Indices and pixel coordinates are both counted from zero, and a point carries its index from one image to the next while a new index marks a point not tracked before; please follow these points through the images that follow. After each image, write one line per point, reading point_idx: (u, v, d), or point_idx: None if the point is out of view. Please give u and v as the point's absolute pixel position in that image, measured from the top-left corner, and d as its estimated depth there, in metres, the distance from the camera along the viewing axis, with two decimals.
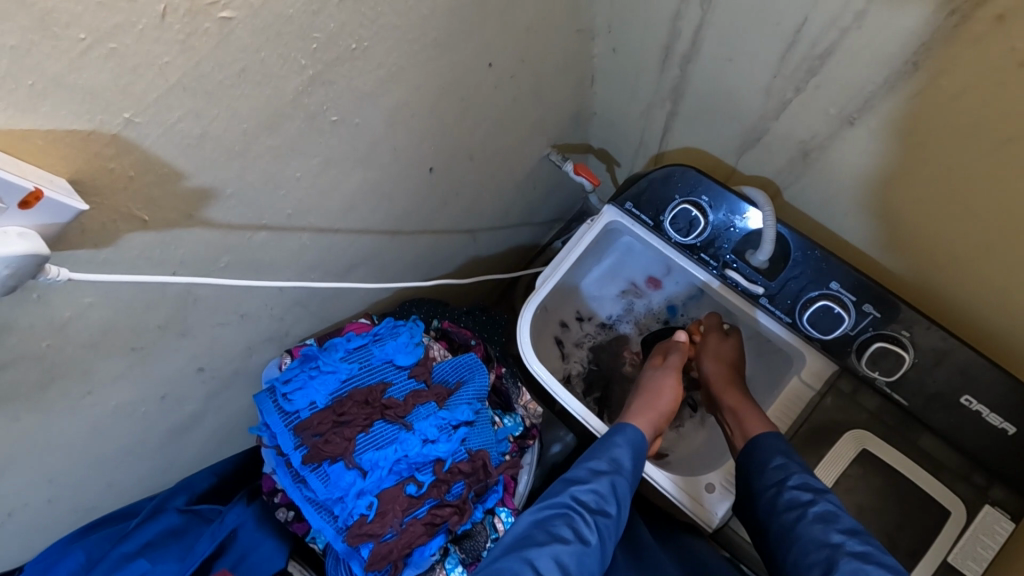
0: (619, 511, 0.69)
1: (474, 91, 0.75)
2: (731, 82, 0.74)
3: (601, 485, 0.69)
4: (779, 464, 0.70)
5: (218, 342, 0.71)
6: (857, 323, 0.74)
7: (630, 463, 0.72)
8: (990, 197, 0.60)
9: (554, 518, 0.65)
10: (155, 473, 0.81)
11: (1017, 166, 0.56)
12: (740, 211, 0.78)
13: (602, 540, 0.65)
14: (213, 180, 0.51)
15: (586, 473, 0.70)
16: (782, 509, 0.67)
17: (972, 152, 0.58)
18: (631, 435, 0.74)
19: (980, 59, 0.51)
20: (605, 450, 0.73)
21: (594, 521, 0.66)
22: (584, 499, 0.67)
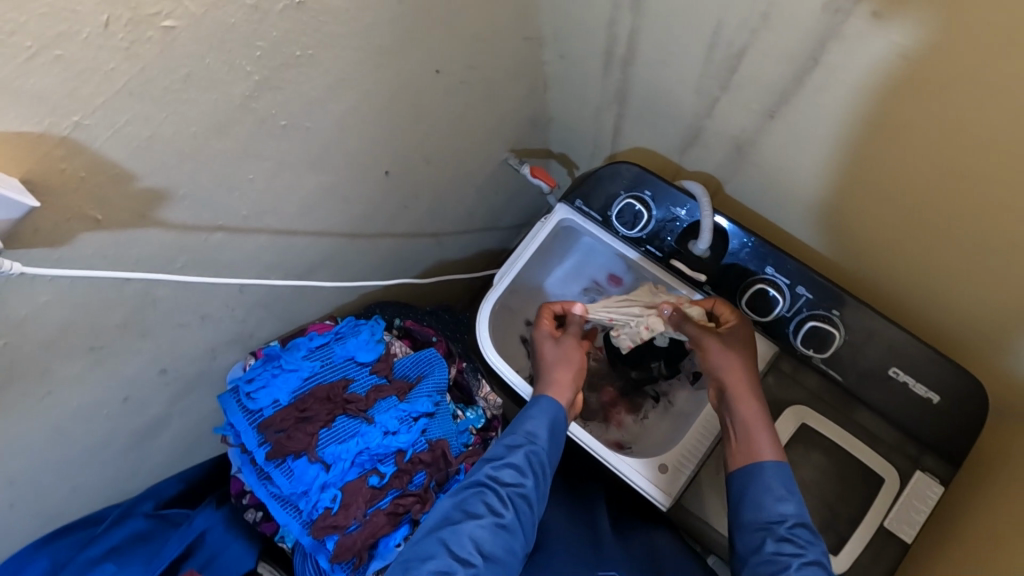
0: (536, 480, 0.73)
1: (426, 97, 0.79)
2: (665, 83, 0.78)
3: (515, 458, 0.73)
4: (776, 495, 0.66)
5: (178, 342, 0.73)
6: (791, 306, 0.80)
7: (546, 433, 0.75)
8: (895, 181, 0.67)
9: (470, 496, 0.70)
10: (121, 478, 0.82)
11: (911, 151, 0.63)
12: (682, 204, 0.84)
13: (519, 512, 0.70)
14: (165, 181, 0.54)
15: (503, 449, 0.75)
16: (763, 542, 0.64)
17: (874, 139, 0.64)
18: (547, 407, 0.76)
19: (871, 53, 0.56)
20: (521, 423, 0.76)
21: (508, 495, 0.70)
22: (500, 475, 0.72)
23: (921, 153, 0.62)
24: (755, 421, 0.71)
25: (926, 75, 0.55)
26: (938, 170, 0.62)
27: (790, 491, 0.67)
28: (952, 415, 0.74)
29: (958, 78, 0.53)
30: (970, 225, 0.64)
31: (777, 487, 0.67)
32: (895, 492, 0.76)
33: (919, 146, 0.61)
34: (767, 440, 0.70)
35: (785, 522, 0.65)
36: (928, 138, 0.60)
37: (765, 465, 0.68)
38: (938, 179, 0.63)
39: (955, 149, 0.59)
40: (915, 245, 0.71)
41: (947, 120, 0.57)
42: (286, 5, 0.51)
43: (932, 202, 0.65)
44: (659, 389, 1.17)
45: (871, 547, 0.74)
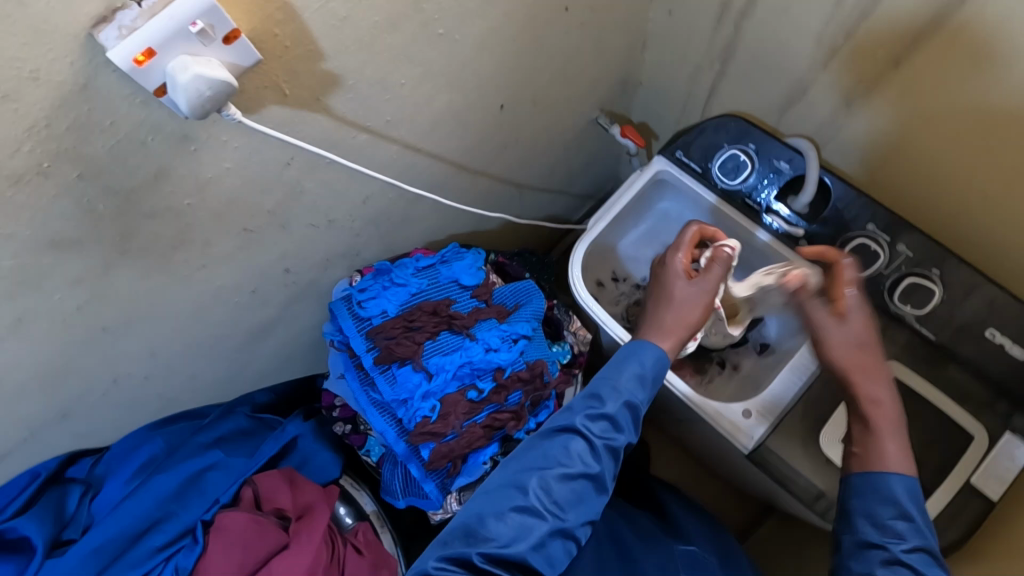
0: (629, 435, 0.66)
1: (550, 34, 0.83)
2: (783, 35, 0.81)
3: (613, 411, 0.65)
4: (898, 509, 0.59)
5: (306, 245, 0.77)
6: (890, 263, 0.81)
7: (648, 376, 0.68)
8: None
9: (562, 443, 0.63)
10: (228, 376, 0.87)
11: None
12: (786, 157, 0.86)
13: (608, 466, 0.65)
14: (342, 66, 0.58)
15: (602, 396, 0.66)
16: (871, 560, 0.57)
17: (1008, 99, 0.65)
18: (652, 353, 0.69)
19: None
20: (622, 367, 0.68)
21: (602, 450, 0.64)
22: (595, 427, 0.64)
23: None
24: (882, 427, 0.65)
25: None
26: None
27: (915, 510, 0.59)
28: None
29: None
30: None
31: (900, 502, 0.59)
32: (984, 449, 0.76)
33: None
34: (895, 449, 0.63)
35: (902, 543, 0.57)
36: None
37: (892, 479, 0.60)
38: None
39: None
40: None
41: None
42: None
43: None
44: (725, 355, 1.19)
45: (957, 500, 0.75)
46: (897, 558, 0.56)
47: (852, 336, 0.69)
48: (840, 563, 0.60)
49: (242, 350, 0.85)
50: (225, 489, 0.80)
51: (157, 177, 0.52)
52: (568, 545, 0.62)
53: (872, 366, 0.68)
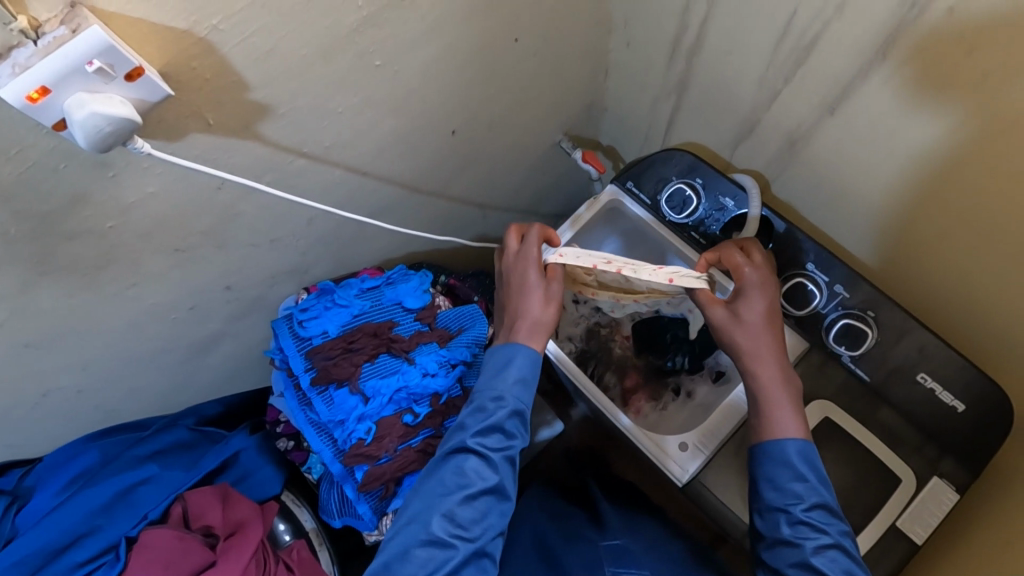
0: (521, 438, 0.69)
1: (501, 63, 0.84)
2: (729, 74, 0.82)
3: (500, 422, 0.67)
4: (796, 474, 0.66)
5: (247, 264, 0.78)
6: (828, 302, 0.82)
7: (527, 374, 0.69)
8: (966, 208, 0.68)
9: (457, 467, 0.65)
10: (170, 389, 0.87)
11: (981, 177, 0.64)
12: (731, 194, 0.87)
13: (507, 473, 0.67)
14: (270, 96, 0.59)
15: (485, 411, 0.68)
16: (779, 522, 0.66)
17: (944, 157, 0.67)
18: (528, 358, 0.70)
19: (932, 54, 0.59)
20: (500, 373, 0.70)
21: (496, 462, 0.66)
22: (484, 441, 0.66)
23: (988, 176, 0.64)
24: (773, 402, 0.69)
25: (982, 80, 0.57)
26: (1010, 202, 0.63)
27: (809, 472, 0.66)
28: (979, 424, 0.75)
29: (1007, 88, 0.56)
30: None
31: (795, 466, 0.67)
32: (911, 493, 0.77)
33: (985, 170, 0.63)
34: (793, 422, 0.68)
35: (802, 504, 0.65)
36: (999, 165, 0.62)
37: (785, 445, 0.67)
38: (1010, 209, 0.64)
39: (999, 156, 0.61)
40: (959, 254, 0.73)
41: (994, 131, 0.60)
42: None
43: (979, 212, 0.67)
44: (681, 382, 1.20)
45: (882, 542, 0.76)
46: (802, 521, 0.64)
47: (750, 321, 0.71)
48: (758, 527, 0.68)
49: (185, 364, 0.85)
50: (155, 504, 0.80)
51: (75, 202, 0.53)
52: (484, 563, 0.64)
53: (767, 351, 0.71)
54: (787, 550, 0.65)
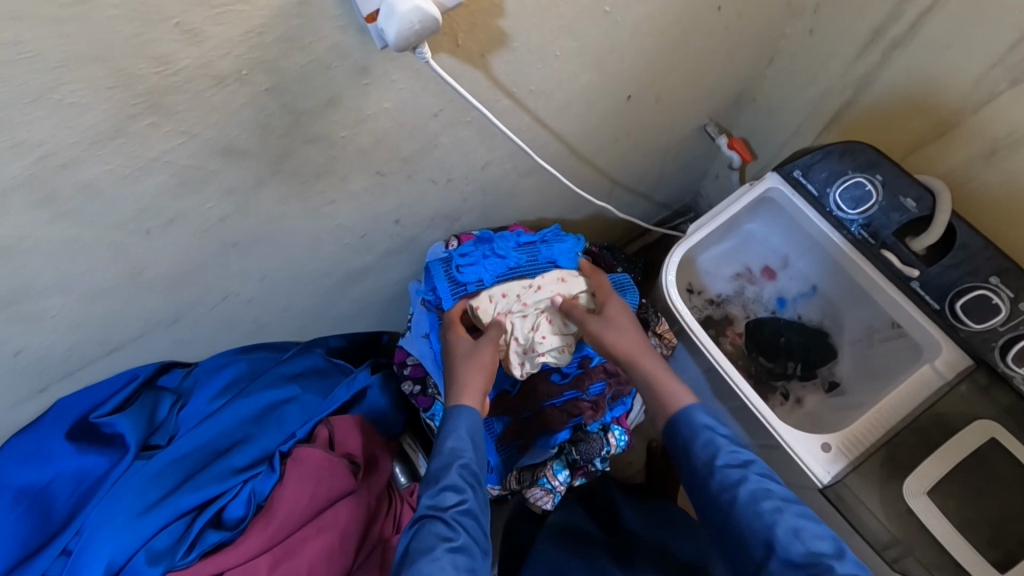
0: (476, 493, 0.64)
1: (697, 31, 0.81)
2: (941, 67, 0.78)
3: (449, 480, 0.63)
4: (714, 434, 0.64)
5: (422, 200, 0.78)
6: (1008, 321, 0.77)
7: (469, 438, 0.68)
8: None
9: (413, 537, 0.59)
10: (314, 316, 0.88)
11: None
12: (915, 195, 0.82)
13: (472, 531, 0.60)
14: (515, 26, 0.58)
15: (433, 475, 0.65)
16: (720, 487, 0.61)
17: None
18: (469, 417, 0.69)
19: None
20: (444, 440, 0.68)
21: (455, 517, 0.60)
22: (444, 499, 0.62)
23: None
24: (660, 380, 0.70)
25: None
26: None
27: (718, 425, 0.65)
28: None
29: None
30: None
31: (708, 427, 0.65)
32: None
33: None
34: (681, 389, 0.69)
35: (732, 454, 0.62)
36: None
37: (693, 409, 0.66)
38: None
39: None
40: None
41: None
42: None
43: None
44: (789, 388, 1.17)
45: None
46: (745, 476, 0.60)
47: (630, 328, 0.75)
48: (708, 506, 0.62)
49: (335, 292, 0.86)
50: (302, 424, 0.81)
51: (329, 105, 0.53)
52: None
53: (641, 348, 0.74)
54: (743, 514, 0.58)
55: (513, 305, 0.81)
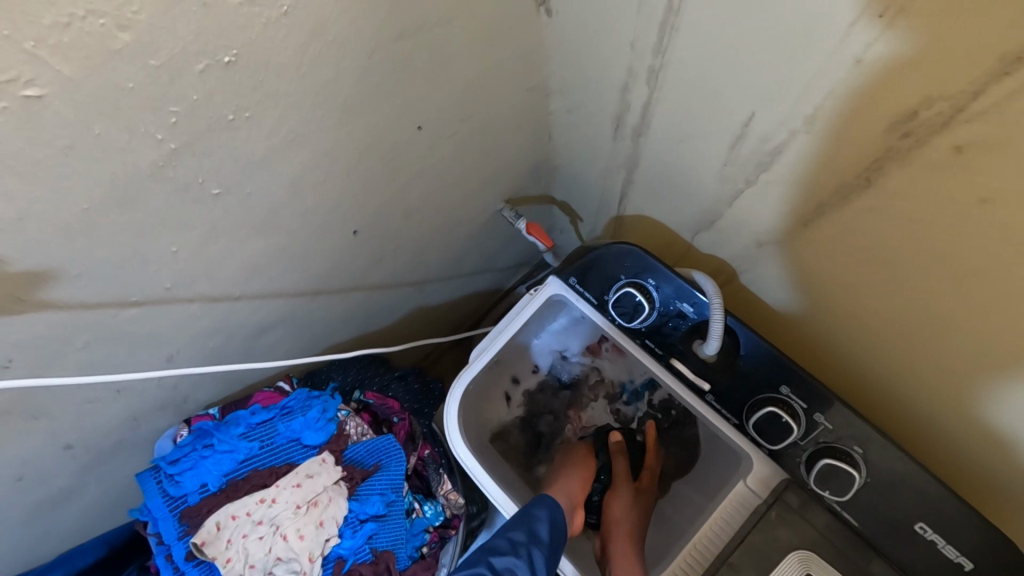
0: None
1: (406, 153, 0.69)
2: (683, 156, 0.68)
3: (519, 559, 0.60)
4: None
5: (89, 418, 0.63)
6: (806, 434, 0.68)
7: (547, 535, 0.64)
8: (939, 314, 0.54)
9: None
10: (26, 546, 0.74)
11: (927, 283, 0.52)
12: (690, 299, 0.72)
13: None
14: (48, 261, 0.44)
15: (504, 543, 0.62)
16: None
17: (901, 267, 0.53)
18: (552, 510, 0.67)
19: (919, 178, 0.44)
20: (523, 520, 0.65)
21: (523, 553, 0.61)
22: (502, 564, 0.59)
23: (932, 278, 0.51)
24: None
25: (1000, 222, 0.41)
26: (980, 292, 0.48)
27: None
28: None
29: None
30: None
31: None
32: None
33: (926, 271, 0.51)
34: None
35: None
36: (943, 264, 0.49)
37: None
38: (982, 299, 0.49)
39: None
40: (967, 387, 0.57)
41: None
42: (209, 65, 0.41)
43: (1006, 350, 0.51)
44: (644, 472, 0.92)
45: None
46: None
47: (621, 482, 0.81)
48: None
49: (39, 520, 0.72)
50: None
51: None
52: None
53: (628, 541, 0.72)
54: None
55: (246, 526, 0.66)
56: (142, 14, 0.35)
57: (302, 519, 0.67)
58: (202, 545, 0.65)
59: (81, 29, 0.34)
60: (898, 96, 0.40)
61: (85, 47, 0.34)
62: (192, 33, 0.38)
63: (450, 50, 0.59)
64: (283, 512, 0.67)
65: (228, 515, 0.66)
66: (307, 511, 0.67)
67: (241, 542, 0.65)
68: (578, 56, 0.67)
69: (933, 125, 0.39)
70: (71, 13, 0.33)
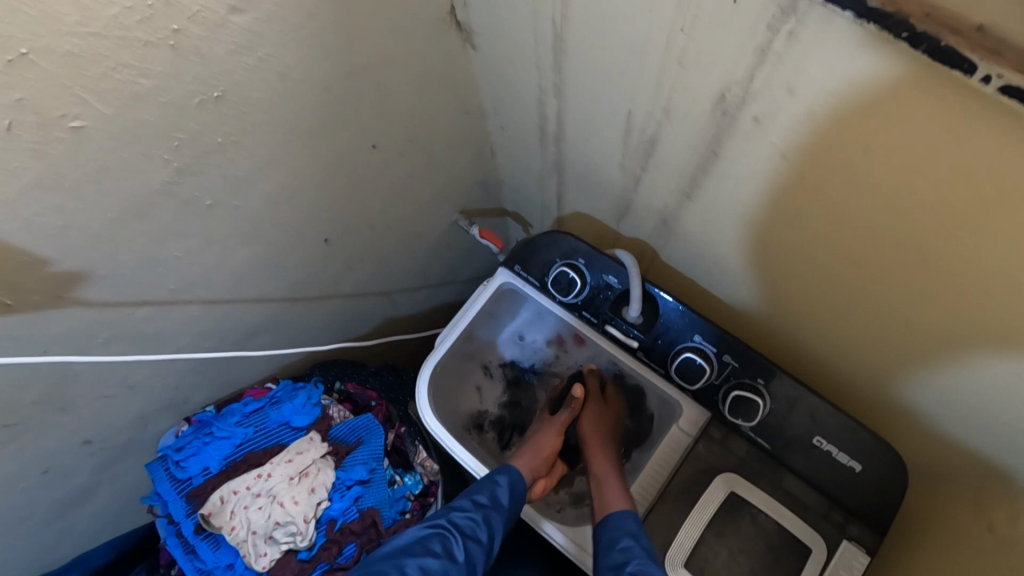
0: (490, 538, 0.74)
1: (365, 170, 0.83)
2: (595, 155, 0.82)
3: (477, 517, 0.74)
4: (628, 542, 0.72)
5: (104, 414, 0.73)
6: (719, 374, 0.82)
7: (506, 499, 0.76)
8: (801, 261, 0.68)
9: (431, 535, 0.72)
10: (45, 547, 0.82)
11: (780, 230, 0.67)
12: (614, 272, 0.86)
13: (472, 559, 0.72)
14: (81, 263, 0.56)
15: (468, 503, 0.75)
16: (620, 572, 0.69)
17: (767, 225, 0.68)
18: (513, 472, 0.78)
19: (750, 147, 0.58)
20: (487, 484, 0.77)
21: (480, 515, 0.74)
22: (462, 521, 0.73)
23: (784, 225, 0.65)
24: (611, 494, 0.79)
25: (806, 170, 0.56)
26: (816, 233, 0.62)
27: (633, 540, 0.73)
28: (876, 485, 0.76)
29: (828, 177, 0.55)
30: (876, 268, 0.60)
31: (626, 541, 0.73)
32: (823, 560, 0.75)
33: (777, 221, 0.66)
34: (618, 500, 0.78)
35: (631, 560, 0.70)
36: (785, 211, 0.63)
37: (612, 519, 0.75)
38: (820, 239, 0.63)
39: (852, 226, 0.58)
40: (830, 311, 0.71)
41: (838, 206, 0.57)
42: (205, 100, 0.54)
43: (843, 274, 0.65)
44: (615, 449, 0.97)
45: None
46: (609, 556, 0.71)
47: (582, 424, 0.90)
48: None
49: (57, 521, 0.80)
50: None
51: None
52: None
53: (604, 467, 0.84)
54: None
55: (247, 498, 0.76)
56: (157, 64, 0.48)
57: (298, 486, 0.77)
58: (209, 517, 0.76)
59: (114, 77, 0.46)
60: (712, 84, 0.54)
61: (115, 91, 0.47)
62: (192, 76, 0.51)
63: (394, 82, 0.73)
64: (279, 484, 0.77)
65: (230, 491, 0.77)
66: (301, 479, 0.78)
67: (246, 511, 0.75)
68: (502, 81, 0.82)
69: (743, 105, 0.54)
70: (108, 67, 0.45)
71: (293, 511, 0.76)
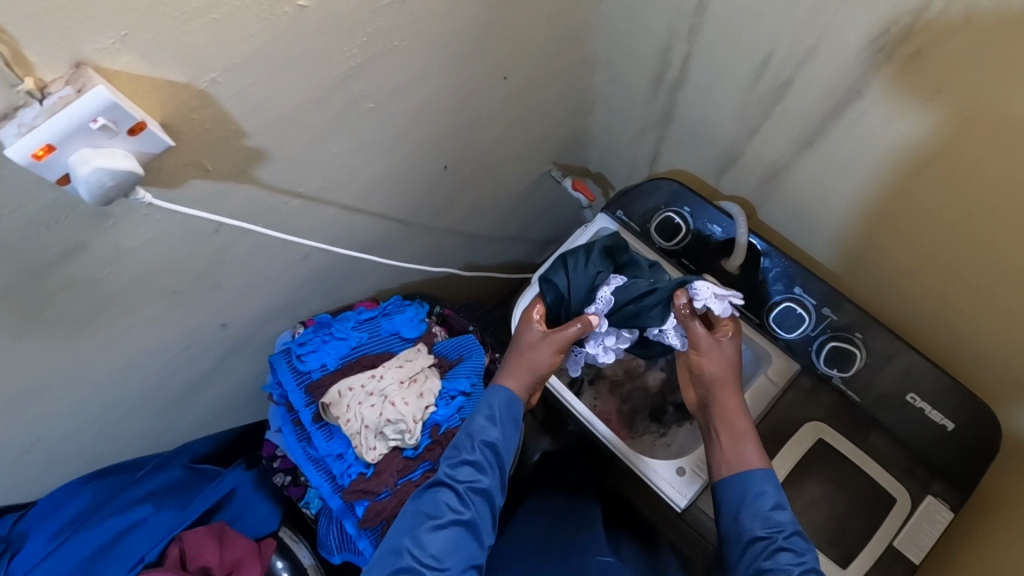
0: (493, 474, 0.73)
1: (489, 101, 0.87)
2: (712, 105, 0.85)
3: (475, 457, 0.72)
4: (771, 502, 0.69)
5: (242, 302, 0.79)
6: (816, 325, 0.84)
7: (496, 422, 0.74)
8: (925, 212, 0.70)
9: (430, 497, 0.71)
10: (166, 429, 0.89)
11: (907, 177, 0.69)
12: (718, 222, 0.89)
13: (483, 502, 0.71)
14: (266, 142, 0.61)
15: (466, 444, 0.73)
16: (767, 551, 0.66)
17: (893, 173, 0.70)
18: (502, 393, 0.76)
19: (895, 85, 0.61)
20: (476, 420, 0.75)
21: (481, 461, 0.72)
22: (457, 473, 0.71)
23: (911, 172, 0.68)
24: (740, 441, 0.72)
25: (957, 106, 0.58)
26: (949, 182, 0.64)
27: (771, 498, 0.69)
28: (967, 446, 0.77)
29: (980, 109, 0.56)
30: (1013, 216, 0.62)
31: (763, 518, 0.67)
32: (906, 512, 0.78)
33: (907, 167, 0.68)
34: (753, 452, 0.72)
35: (783, 531, 0.67)
36: (918, 157, 0.66)
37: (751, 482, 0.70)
38: (952, 188, 0.65)
39: (992, 171, 0.60)
40: (944, 262, 0.73)
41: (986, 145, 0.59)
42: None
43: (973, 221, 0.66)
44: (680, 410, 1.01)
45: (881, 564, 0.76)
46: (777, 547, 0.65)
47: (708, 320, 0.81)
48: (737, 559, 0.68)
49: (182, 401, 0.87)
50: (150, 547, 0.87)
51: (75, 252, 0.54)
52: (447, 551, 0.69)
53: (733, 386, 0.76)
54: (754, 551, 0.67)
55: (361, 395, 0.81)
56: None
57: (408, 391, 0.82)
58: (328, 407, 0.81)
59: None
60: (874, 19, 0.57)
61: None
62: None
63: (537, 15, 0.77)
64: (390, 386, 0.82)
65: (346, 387, 0.82)
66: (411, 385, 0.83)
67: (360, 408, 0.80)
68: (629, 27, 0.85)
69: (902, 39, 0.57)
70: None
71: (404, 412, 0.80)
